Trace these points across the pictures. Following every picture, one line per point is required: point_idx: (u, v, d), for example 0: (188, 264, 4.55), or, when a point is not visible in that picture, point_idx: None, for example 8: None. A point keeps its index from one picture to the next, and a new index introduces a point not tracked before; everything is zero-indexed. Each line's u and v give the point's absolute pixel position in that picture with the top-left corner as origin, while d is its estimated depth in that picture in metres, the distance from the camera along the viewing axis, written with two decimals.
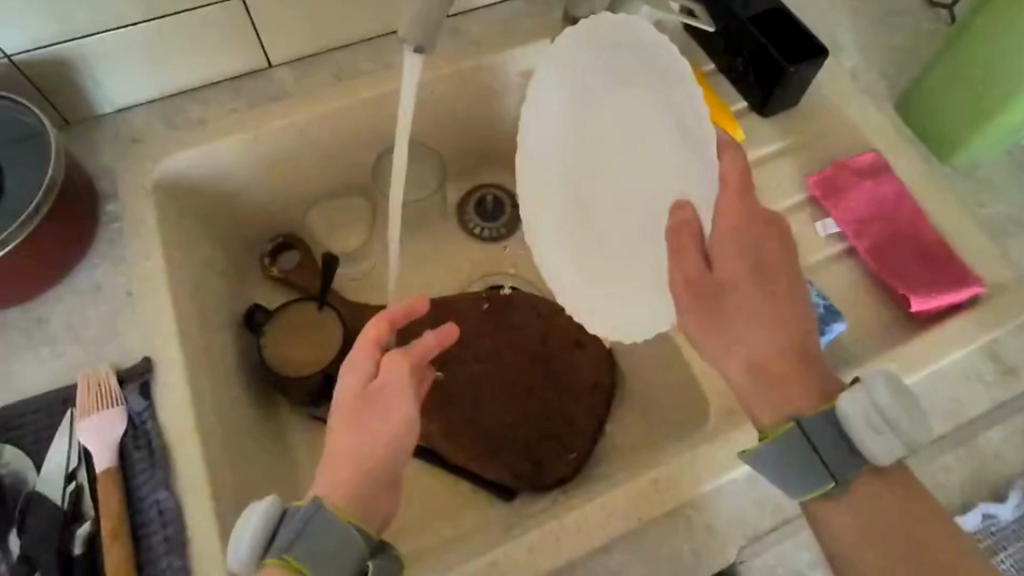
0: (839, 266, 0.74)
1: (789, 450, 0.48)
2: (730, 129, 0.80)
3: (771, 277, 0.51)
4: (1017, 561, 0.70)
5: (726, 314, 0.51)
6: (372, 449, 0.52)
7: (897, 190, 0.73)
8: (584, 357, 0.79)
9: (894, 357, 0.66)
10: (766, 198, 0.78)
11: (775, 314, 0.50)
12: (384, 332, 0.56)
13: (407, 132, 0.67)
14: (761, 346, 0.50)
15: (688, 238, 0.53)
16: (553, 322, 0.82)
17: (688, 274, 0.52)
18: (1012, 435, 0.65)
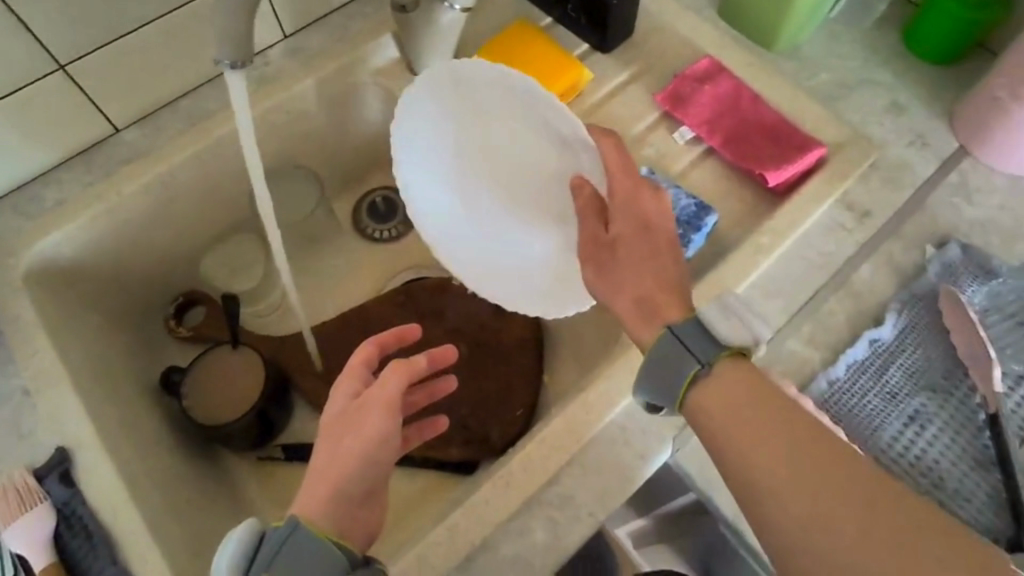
0: (703, 168, 0.79)
1: (660, 355, 0.49)
2: (575, 71, 0.83)
3: (658, 232, 0.54)
4: (990, 295, 0.65)
5: (619, 262, 0.54)
6: (345, 468, 0.50)
7: (734, 85, 0.79)
8: (505, 321, 0.82)
9: (769, 230, 0.69)
10: (624, 126, 0.82)
11: (659, 261, 0.53)
12: (374, 355, 0.55)
13: (260, 174, 0.68)
14: (646, 286, 0.52)
15: (588, 210, 0.58)
16: (468, 298, 0.84)
17: (589, 227, 0.57)
18: (881, 265, 0.68)
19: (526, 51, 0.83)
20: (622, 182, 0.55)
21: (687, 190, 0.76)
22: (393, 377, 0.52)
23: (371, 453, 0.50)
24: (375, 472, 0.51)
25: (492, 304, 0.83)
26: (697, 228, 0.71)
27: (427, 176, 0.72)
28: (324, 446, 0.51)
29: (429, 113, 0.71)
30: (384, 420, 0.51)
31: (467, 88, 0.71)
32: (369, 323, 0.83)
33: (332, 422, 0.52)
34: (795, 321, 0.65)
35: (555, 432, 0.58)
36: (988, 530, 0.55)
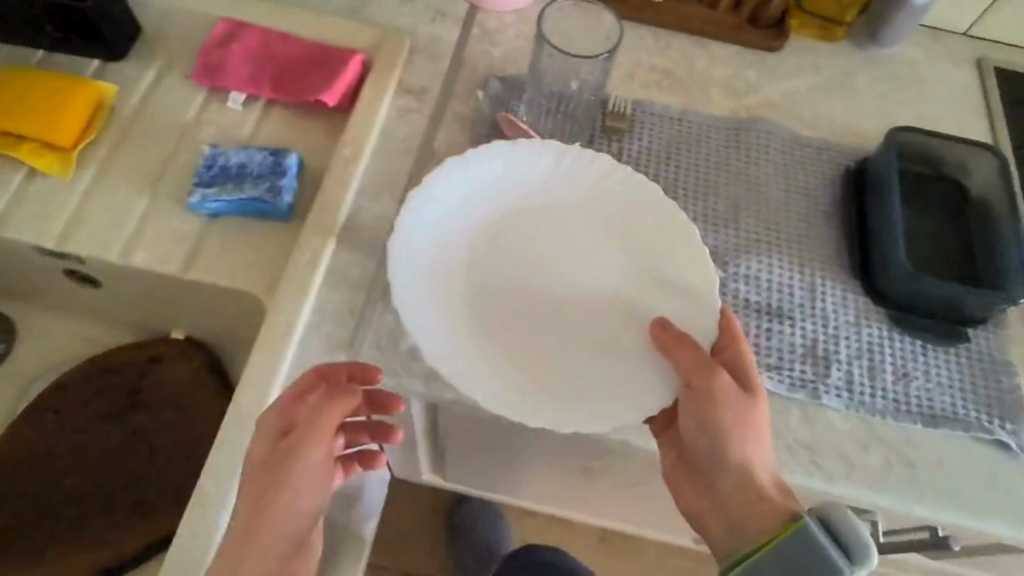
0: (271, 117, 0.76)
1: (798, 549, 0.52)
2: (83, 92, 0.72)
3: (758, 424, 0.57)
4: (537, 104, 0.78)
5: (715, 397, 0.56)
6: (275, 520, 0.52)
7: (256, 35, 0.78)
8: (168, 364, 0.78)
9: (347, 144, 0.72)
10: (174, 115, 0.74)
11: (762, 437, 0.58)
12: (313, 385, 0.55)
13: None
14: (766, 477, 0.57)
15: (735, 395, 0.57)
16: (118, 366, 0.78)
17: (717, 389, 0.56)
18: (451, 128, 0.77)
19: (18, 91, 0.71)
20: (695, 367, 0.56)
21: (260, 147, 0.72)
22: (332, 413, 0.53)
23: (306, 503, 0.54)
24: (307, 518, 0.54)
25: (148, 359, 0.79)
26: (283, 174, 0.69)
27: (452, 268, 0.63)
28: (252, 492, 0.52)
29: (456, 196, 0.65)
30: (316, 472, 0.54)
31: (551, 185, 0.68)
32: (25, 456, 0.75)
33: (261, 461, 0.53)
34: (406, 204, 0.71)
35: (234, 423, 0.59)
36: None
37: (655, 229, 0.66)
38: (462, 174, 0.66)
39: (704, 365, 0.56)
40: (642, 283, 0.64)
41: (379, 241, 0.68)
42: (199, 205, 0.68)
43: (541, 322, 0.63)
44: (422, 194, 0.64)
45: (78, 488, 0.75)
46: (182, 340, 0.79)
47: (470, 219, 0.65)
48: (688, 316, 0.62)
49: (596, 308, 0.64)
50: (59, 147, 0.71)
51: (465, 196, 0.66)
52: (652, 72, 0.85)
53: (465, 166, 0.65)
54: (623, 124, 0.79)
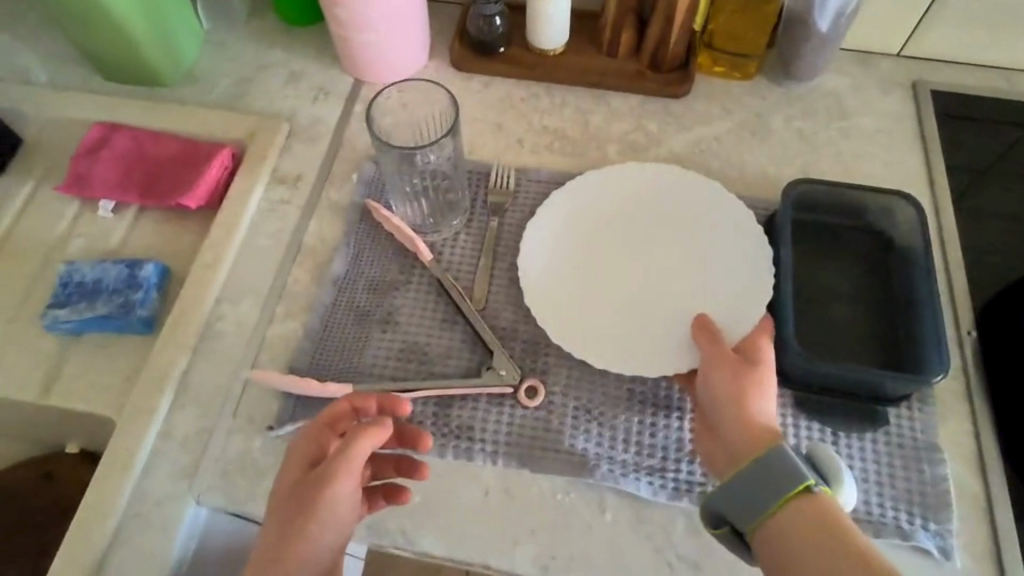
0: (142, 222, 0.75)
1: (772, 459, 0.48)
2: None
3: (761, 381, 0.53)
4: None
5: (726, 355, 0.54)
6: (296, 551, 0.48)
7: (127, 139, 0.78)
8: (60, 479, 0.76)
9: (209, 245, 0.70)
10: (46, 231, 0.75)
11: (765, 395, 0.52)
12: (347, 416, 0.53)
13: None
14: (760, 425, 0.51)
15: (739, 361, 0.54)
16: (14, 484, 0.77)
17: (723, 354, 0.54)
18: (324, 214, 0.74)
19: None
20: (713, 336, 0.56)
21: (124, 257, 0.71)
22: (358, 446, 0.49)
23: (330, 537, 0.49)
24: (329, 557, 0.50)
25: (42, 475, 0.77)
26: (138, 286, 0.67)
27: (568, 238, 0.67)
28: (275, 527, 0.49)
29: (606, 186, 0.70)
30: (342, 507, 0.49)
31: (659, 196, 0.69)
32: None
33: (291, 488, 0.50)
34: (268, 304, 0.67)
35: (61, 569, 0.54)
36: (470, 366, 0.62)
37: (734, 241, 0.66)
38: (618, 179, 0.70)
39: (714, 334, 0.56)
40: (712, 283, 0.64)
41: (235, 347, 0.65)
42: (52, 325, 0.66)
43: (631, 301, 0.64)
44: (582, 180, 0.70)
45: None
46: (76, 454, 0.76)
47: (605, 210, 0.69)
48: (739, 315, 0.61)
49: (668, 294, 0.64)
50: None
51: (613, 193, 0.70)
52: (543, 135, 0.80)
53: (610, 174, 0.70)
54: (504, 196, 0.73)
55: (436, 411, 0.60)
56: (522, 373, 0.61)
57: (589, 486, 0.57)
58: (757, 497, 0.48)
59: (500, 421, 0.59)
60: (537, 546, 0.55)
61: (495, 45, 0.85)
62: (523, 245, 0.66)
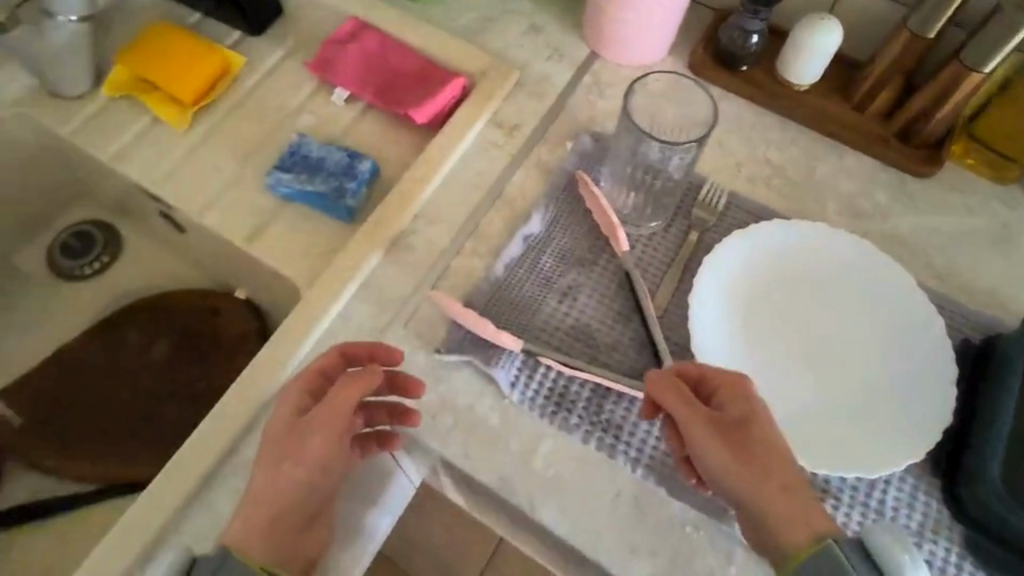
0: (366, 119, 0.79)
1: (824, 564, 0.44)
2: (217, 61, 0.80)
3: (757, 451, 0.49)
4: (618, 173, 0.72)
5: (711, 434, 0.50)
6: (288, 493, 0.49)
7: (376, 40, 0.82)
8: (223, 321, 0.81)
9: (421, 164, 0.73)
10: (285, 98, 0.80)
11: (768, 465, 0.48)
12: (337, 367, 0.54)
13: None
14: (789, 508, 0.47)
15: (720, 435, 0.49)
16: (183, 308, 0.82)
17: (705, 423, 0.50)
18: (532, 170, 0.74)
19: (166, 50, 0.81)
20: (691, 410, 0.51)
21: (344, 146, 0.75)
22: (352, 388, 0.50)
23: (317, 480, 0.50)
24: (318, 498, 0.51)
25: (210, 311, 0.82)
26: (353, 177, 0.71)
27: (751, 284, 0.64)
28: (264, 475, 0.49)
29: (808, 245, 0.66)
30: (332, 448, 0.50)
31: (859, 277, 0.65)
32: (85, 366, 0.81)
33: (281, 439, 0.50)
34: (460, 237, 0.69)
35: (229, 403, 0.59)
36: (635, 369, 0.61)
37: (929, 355, 0.61)
38: (823, 244, 0.66)
39: (683, 398, 0.51)
40: (882, 392, 0.60)
41: (422, 264, 0.67)
42: (273, 185, 0.71)
43: (791, 375, 0.61)
44: (786, 228, 0.66)
45: (124, 407, 0.79)
46: (238, 301, 0.80)
47: (798, 271, 0.65)
48: (904, 438, 0.57)
49: (830, 385, 0.61)
50: (179, 105, 0.79)
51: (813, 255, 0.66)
52: (764, 167, 0.77)
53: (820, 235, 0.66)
54: (711, 214, 0.70)
55: (593, 399, 0.59)
56: None
57: (723, 534, 0.55)
58: None
59: (651, 433, 0.58)
60: (655, 568, 0.54)
61: (742, 62, 0.81)
62: (700, 275, 0.63)
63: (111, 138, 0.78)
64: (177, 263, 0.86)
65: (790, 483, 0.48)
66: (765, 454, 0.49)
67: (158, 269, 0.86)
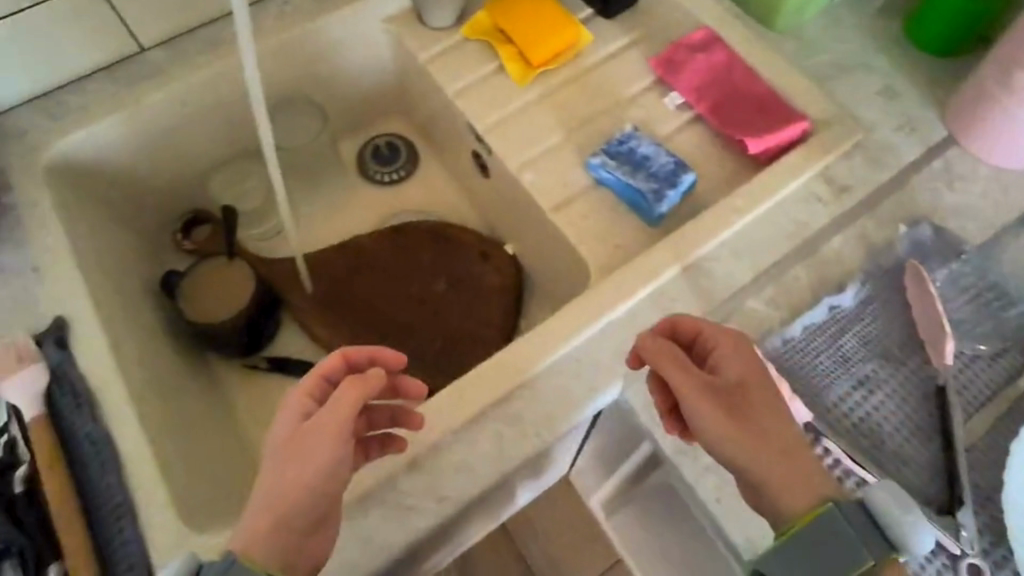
0: (690, 131, 0.79)
1: (838, 527, 0.48)
2: (570, 34, 0.84)
3: (757, 420, 0.52)
4: (953, 277, 0.66)
5: (719, 392, 0.53)
6: (298, 490, 0.48)
7: (726, 56, 0.80)
8: (488, 266, 0.88)
9: (741, 195, 0.71)
10: (618, 86, 0.83)
11: (767, 435, 0.52)
12: (337, 367, 0.53)
13: (258, 92, 0.72)
14: (788, 477, 0.50)
15: (716, 403, 0.52)
16: (456, 242, 0.90)
17: (700, 386, 0.53)
18: (853, 239, 0.69)
19: (529, 8, 0.86)
20: (694, 376, 0.53)
21: (668, 149, 0.75)
22: (346, 394, 0.49)
23: (327, 482, 0.49)
24: (324, 505, 0.49)
25: (479, 254, 0.89)
26: (673, 185, 0.71)
27: None
28: (272, 472, 0.49)
29: None
30: (335, 453, 0.48)
31: None
32: (360, 257, 0.90)
33: (283, 441, 0.50)
34: (761, 280, 0.67)
35: (512, 355, 0.62)
36: (923, 494, 0.57)
37: None
38: None
39: (682, 360, 0.54)
40: None
41: (715, 294, 0.66)
42: (594, 167, 0.74)
43: None
44: None
45: (382, 308, 0.87)
46: (509, 256, 0.87)
47: None
48: None
49: None
50: (526, 62, 0.84)
51: None
52: None
53: None
54: None
55: None
56: (975, 547, 0.55)
57: None
58: (828, 560, 0.47)
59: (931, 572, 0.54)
60: None
61: None
62: None
63: (459, 72, 0.86)
64: (461, 197, 0.98)
65: (793, 451, 0.51)
66: (775, 422, 0.52)
67: (442, 197, 0.99)
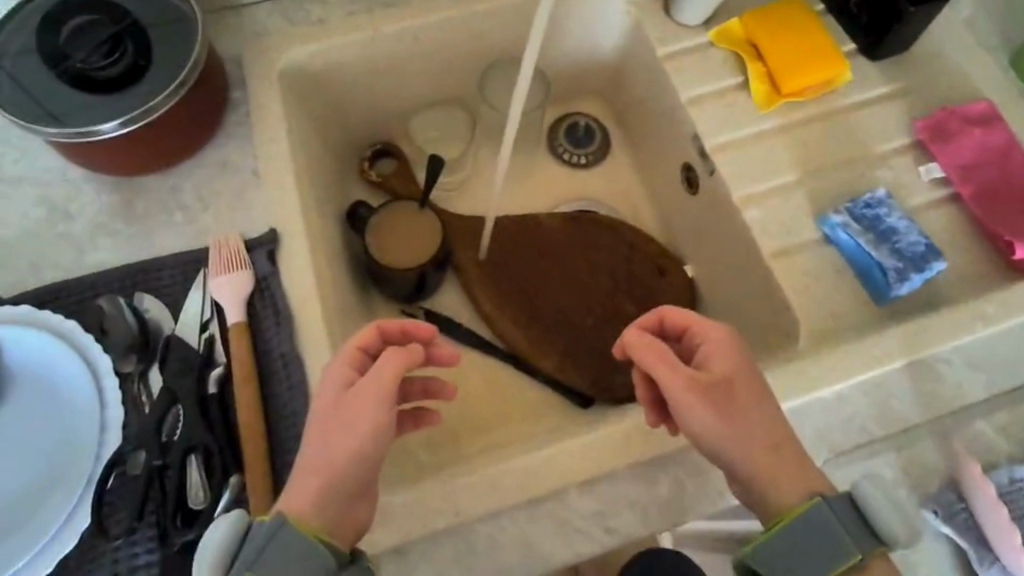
0: (940, 211, 0.70)
1: (819, 516, 0.48)
2: (834, 68, 0.76)
3: (744, 412, 0.52)
4: None
5: (708, 391, 0.51)
6: (348, 451, 0.48)
7: (1007, 140, 0.71)
8: (665, 284, 0.86)
9: (995, 300, 0.64)
10: (868, 141, 0.75)
11: (753, 426, 0.52)
12: (373, 340, 0.53)
13: (529, 73, 0.71)
14: (780, 475, 0.51)
15: (706, 399, 0.51)
16: (635, 249, 0.87)
17: (688, 384, 0.51)
18: None
19: (794, 29, 0.79)
20: (682, 372, 0.51)
21: (920, 227, 0.68)
22: (389, 360, 0.49)
23: (366, 445, 0.48)
24: (366, 473, 0.49)
25: (656, 268, 0.87)
26: (920, 269, 0.65)
27: None
28: (318, 440, 0.48)
29: None
30: (379, 417, 0.48)
31: None
32: (535, 236, 0.88)
33: (324, 410, 0.49)
34: (991, 404, 0.62)
35: None
36: None
37: None
38: None
39: (669, 356, 0.52)
40: None
41: (937, 404, 0.61)
42: (831, 224, 0.68)
43: None
44: None
45: (547, 295, 0.86)
46: (688, 279, 0.86)
47: None
48: None
49: None
50: (775, 87, 0.77)
51: None
52: None
53: None
54: None
55: None
56: None
57: None
58: (820, 555, 0.47)
59: None
60: None
61: None
62: None
63: (698, 77, 0.80)
64: (644, 201, 0.95)
65: (776, 443, 0.52)
66: (754, 412, 0.52)
67: (622, 195, 0.95)
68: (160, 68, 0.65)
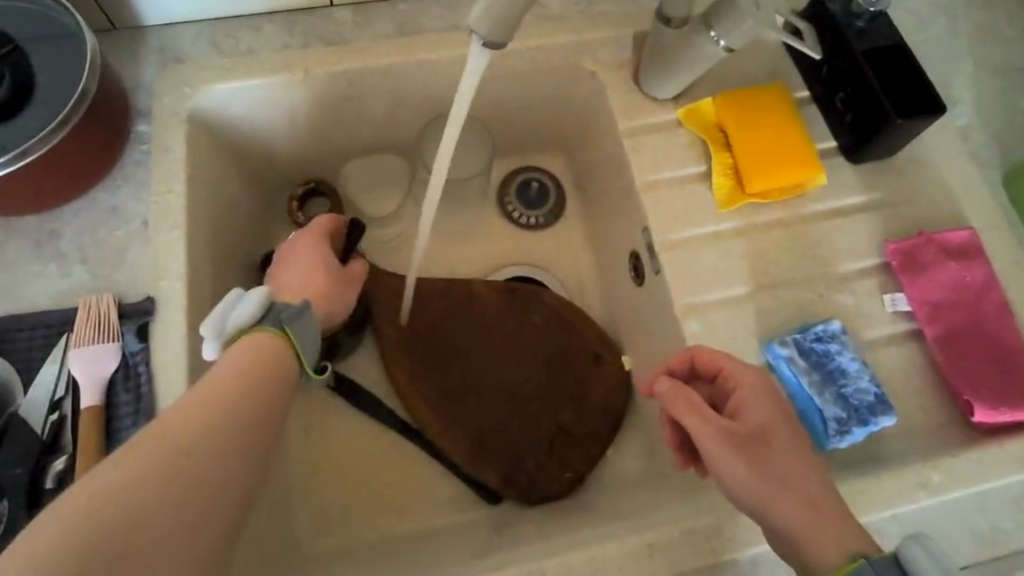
0: (898, 349, 0.64)
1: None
2: (806, 172, 0.69)
3: (785, 461, 0.48)
4: None
5: (741, 441, 0.49)
6: (341, 293, 0.66)
7: (985, 278, 0.65)
8: (599, 376, 0.79)
9: (938, 465, 0.59)
10: (833, 257, 0.68)
11: (794, 475, 0.48)
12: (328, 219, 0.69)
13: (455, 127, 0.63)
14: (833, 522, 0.45)
15: (739, 446, 0.49)
16: (573, 332, 0.80)
17: (720, 431, 0.50)
18: None
19: (767, 117, 0.71)
20: (709, 418, 0.50)
21: (870, 370, 0.62)
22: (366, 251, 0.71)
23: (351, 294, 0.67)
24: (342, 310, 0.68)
25: (592, 355, 0.80)
26: (863, 421, 0.59)
27: None
28: (314, 279, 0.64)
29: None
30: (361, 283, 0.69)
31: None
32: (469, 303, 0.81)
33: (317, 262, 0.65)
34: None
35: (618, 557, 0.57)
36: None
37: None
38: None
39: (695, 404, 0.51)
40: None
41: None
42: (775, 355, 0.62)
43: None
44: None
45: (470, 372, 0.79)
46: (623, 371, 0.79)
47: None
48: None
49: None
50: (738, 183, 0.70)
51: None
52: None
53: None
54: None
55: None
56: None
57: None
58: None
59: None
60: None
61: None
62: None
63: (658, 160, 0.72)
64: (594, 274, 0.88)
65: (822, 494, 0.47)
66: (796, 461, 0.48)
67: (575, 264, 0.89)
68: (41, 104, 0.57)
